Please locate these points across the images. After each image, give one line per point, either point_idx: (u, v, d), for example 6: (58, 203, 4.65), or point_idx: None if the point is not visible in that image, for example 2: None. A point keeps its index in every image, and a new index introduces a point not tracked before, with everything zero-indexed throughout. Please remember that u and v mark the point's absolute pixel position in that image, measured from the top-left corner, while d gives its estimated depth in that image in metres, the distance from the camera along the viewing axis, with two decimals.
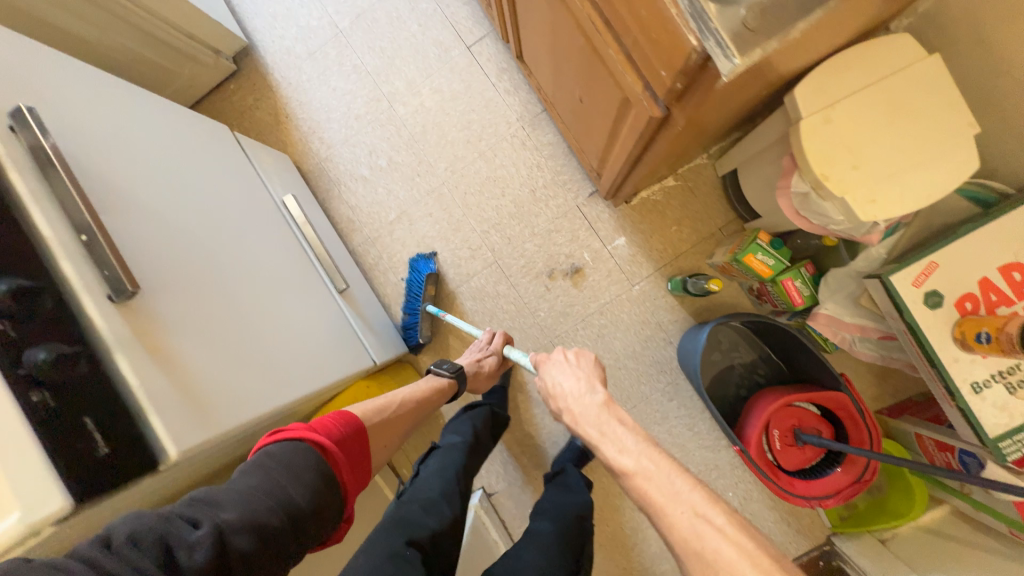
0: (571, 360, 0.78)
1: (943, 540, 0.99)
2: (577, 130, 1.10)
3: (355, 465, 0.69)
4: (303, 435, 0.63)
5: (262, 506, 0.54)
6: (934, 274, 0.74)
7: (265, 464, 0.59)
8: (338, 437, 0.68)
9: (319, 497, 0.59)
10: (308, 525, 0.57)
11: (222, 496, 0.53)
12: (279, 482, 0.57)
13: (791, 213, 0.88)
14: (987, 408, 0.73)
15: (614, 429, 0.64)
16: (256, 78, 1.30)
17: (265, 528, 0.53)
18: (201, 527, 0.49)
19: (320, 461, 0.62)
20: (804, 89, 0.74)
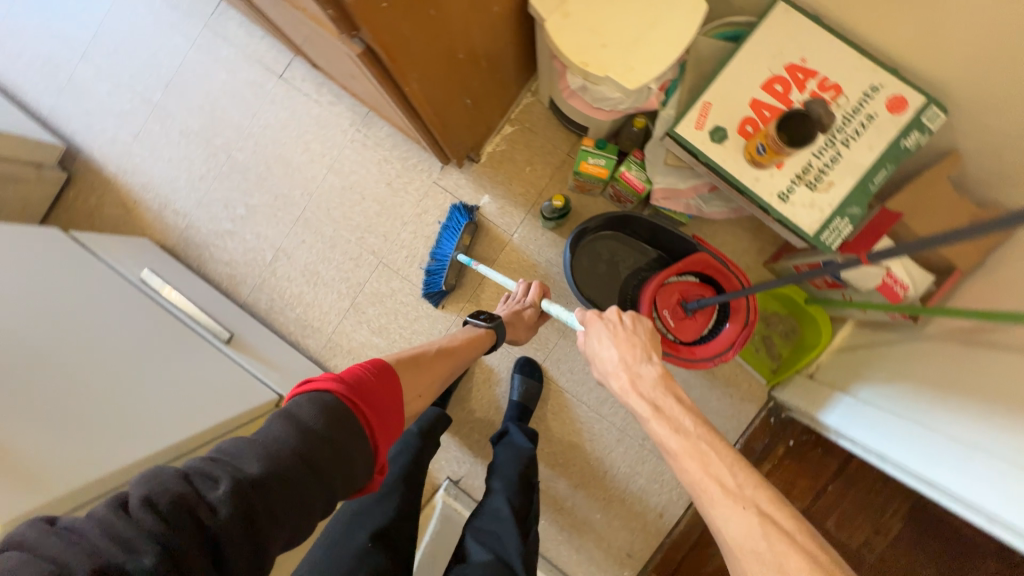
0: (619, 318, 0.68)
1: (856, 353, 1.02)
2: (379, 104, 1.01)
3: (391, 418, 0.62)
4: (329, 386, 0.56)
5: (282, 460, 0.48)
6: (711, 112, 0.77)
7: (291, 416, 0.53)
8: (372, 388, 0.60)
9: (346, 449, 0.53)
10: (336, 478, 0.51)
11: (247, 454, 0.48)
12: (303, 434, 0.51)
13: (588, 109, 0.88)
14: (801, 211, 0.75)
15: (673, 407, 0.57)
16: (91, 177, 1.29)
17: (285, 486, 0.47)
18: (220, 487, 0.45)
19: (346, 410, 0.55)
20: None
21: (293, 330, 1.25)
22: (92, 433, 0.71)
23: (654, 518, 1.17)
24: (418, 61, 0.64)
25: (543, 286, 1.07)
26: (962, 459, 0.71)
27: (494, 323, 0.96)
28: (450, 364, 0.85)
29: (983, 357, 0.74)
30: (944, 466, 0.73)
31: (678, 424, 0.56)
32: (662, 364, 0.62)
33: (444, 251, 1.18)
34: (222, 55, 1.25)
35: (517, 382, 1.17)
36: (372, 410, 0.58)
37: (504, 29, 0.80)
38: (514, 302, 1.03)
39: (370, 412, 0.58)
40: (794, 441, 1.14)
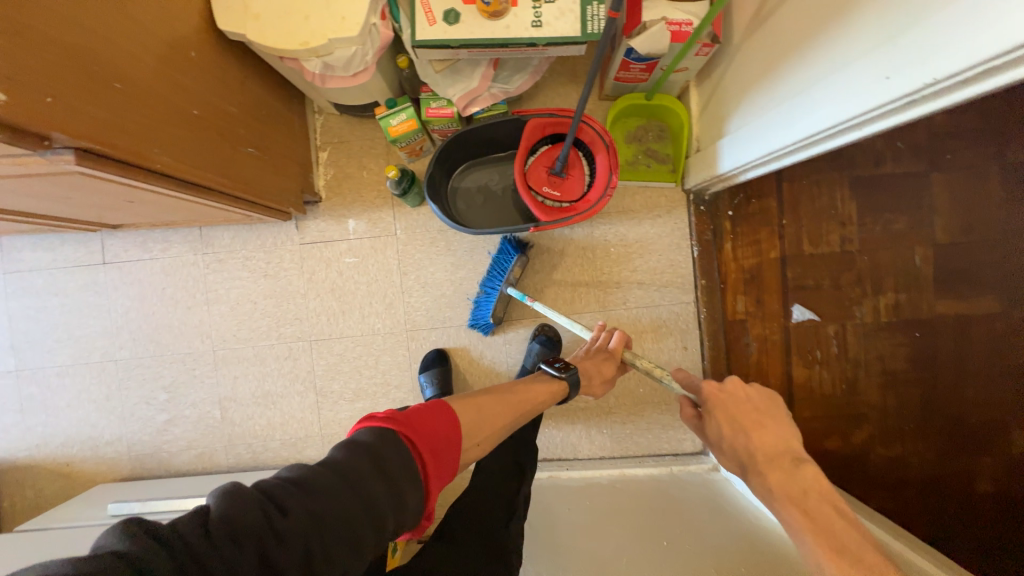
0: (733, 390, 0.79)
1: (711, 103, 1.08)
2: (191, 215, 0.99)
3: (448, 464, 0.59)
4: (391, 421, 0.56)
5: (341, 490, 0.48)
6: (432, 4, 0.79)
7: (354, 447, 0.52)
8: (430, 423, 0.59)
9: (400, 489, 0.51)
10: (387, 519, 0.50)
11: (317, 479, 0.49)
12: (363, 467, 0.50)
13: (349, 81, 0.89)
14: (558, 24, 0.78)
15: (824, 511, 0.60)
16: (12, 474, 1.21)
17: (343, 522, 0.47)
18: (288, 517, 0.45)
19: (401, 443, 0.54)
20: (218, 17, 0.77)
21: (287, 454, 1.22)
22: None
23: (681, 354, 1.22)
24: (144, 131, 0.63)
25: (625, 337, 1.02)
26: (802, 105, 0.75)
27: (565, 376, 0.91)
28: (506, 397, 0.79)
29: (788, 15, 0.80)
30: (792, 124, 0.78)
31: (836, 544, 0.56)
32: (811, 466, 0.66)
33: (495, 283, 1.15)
34: (42, 285, 1.20)
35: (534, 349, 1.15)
36: (429, 448, 0.57)
37: (220, 65, 0.80)
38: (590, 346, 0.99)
39: (427, 451, 0.56)
40: (733, 209, 1.22)
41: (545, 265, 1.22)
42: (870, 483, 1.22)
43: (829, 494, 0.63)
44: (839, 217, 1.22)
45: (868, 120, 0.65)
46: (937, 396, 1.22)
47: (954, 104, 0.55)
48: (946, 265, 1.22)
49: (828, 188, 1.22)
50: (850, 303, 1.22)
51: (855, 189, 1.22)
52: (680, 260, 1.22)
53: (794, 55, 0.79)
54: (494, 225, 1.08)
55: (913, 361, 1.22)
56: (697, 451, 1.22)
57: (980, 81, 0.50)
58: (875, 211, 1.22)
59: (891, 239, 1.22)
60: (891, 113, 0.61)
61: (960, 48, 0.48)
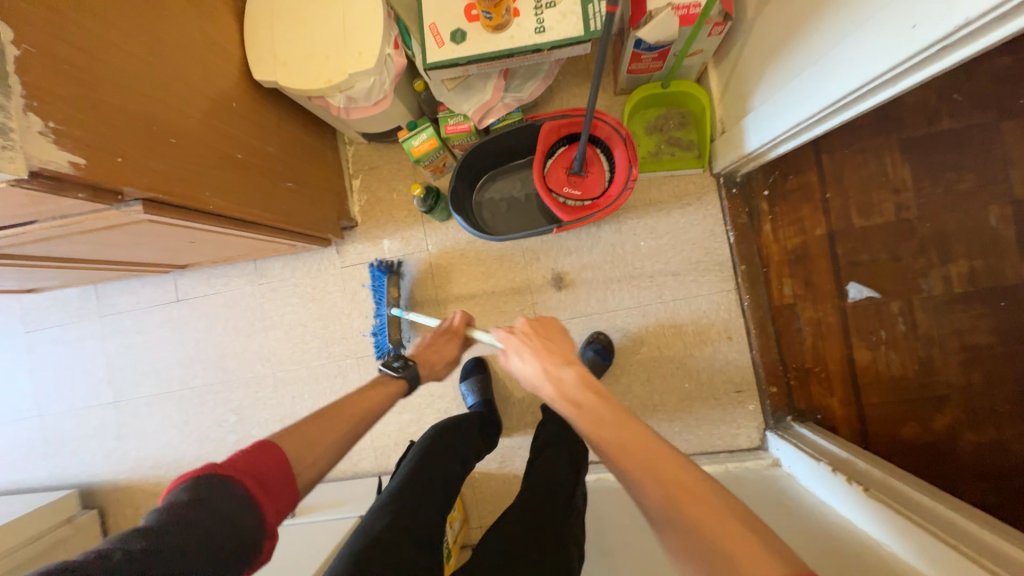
0: (525, 332, 0.86)
1: (731, 82, 1.04)
2: (242, 250, 1.09)
3: (287, 498, 0.63)
4: (215, 468, 0.59)
5: (169, 536, 0.50)
6: (439, 27, 0.83)
7: (171, 501, 0.53)
8: (255, 464, 0.62)
9: (233, 523, 0.54)
10: (226, 550, 0.53)
11: (141, 533, 0.50)
12: (185, 514, 0.52)
13: (371, 110, 0.94)
14: (561, 27, 0.80)
15: (590, 399, 0.68)
16: (114, 495, 1.36)
17: (175, 560, 0.49)
18: (115, 563, 0.46)
19: (232, 484, 0.57)
20: (254, 69, 0.85)
21: (344, 466, 1.28)
22: None
23: (727, 346, 1.17)
24: (195, 177, 0.71)
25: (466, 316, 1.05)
26: (836, 63, 0.70)
27: (407, 373, 0.91)
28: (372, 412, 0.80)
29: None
30: (827, 85, 0.72)
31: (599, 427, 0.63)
32: (575, 367, 0.76)
33: (381, 309, 1.23)
34: (129, 324, 1.36)
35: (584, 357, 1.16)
36: (260, 486, 0.60)
37: (259, 112, 0.88)
38: (434, 333, 1.01)
39: (257, 488, 0.59)
40: (769, 188, 1.17)
41: (574, 265, 1.21)
42: (963, 474, 1.08)
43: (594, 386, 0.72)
44: (891, 183, 1.12)
45: (914, 68, 0.59)
46: None
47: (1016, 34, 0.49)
48: None
49: (874, 155, 1.13)
50: (914, 275, 1.12)
51: (907, 152, 1.11)
52: (715, 247, 1.17)
53: (818, 13, 0.73)
54: (520, 230, 1.09)
55: (1002, 334, 1.09)
56: (756, 447, 1.15)
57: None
58: (934, 172, 1.11)
59: (958, 202, 1.10)
60: (940, 58, 0.56)
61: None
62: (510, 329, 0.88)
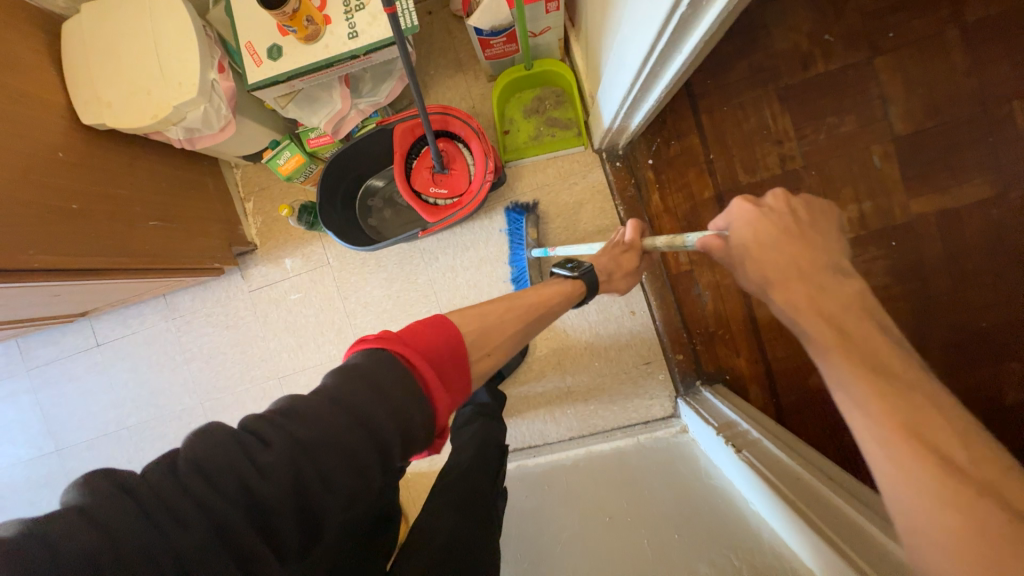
0: (774, 208, 0.68)
1: (589, 56, 1.02)
2: (129, 291, 1.09)
3: (455, 385, 0.57)
4: (386, 346, 0.53)
5: (334, 417, 0.44)
6: (255, 45, 0.81)
7: (345, 376, 0.48)
8: (428, 346, 0.56)
9: (402, 410, 0.48)
10: (393, 444, 0.46)
11: (308, 408, 0.45)
12: (357, 394, 0.46)
13: (218, 137, 0.93)
14: (373, 30, 0.78)
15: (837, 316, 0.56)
16: None
17: (338, 448, 0.43)
18: (275, 449, 0.41)
19: (400, 366, 0.51)
20: (79, 113, 0.84)
21: None
22: None
23: (630, 320, 1.18)
24: (8, 243, 0.73)
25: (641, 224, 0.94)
26: (630, 28, 0.69)
27: (584, 277, 0.86)
28: (526, 323, 0.75)
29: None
30: (631, 51, 0.71)
31: (874, 363, 0.49)
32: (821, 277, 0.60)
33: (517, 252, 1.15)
34: (56, 372, 1.37)
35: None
36: (430, 371, 0.53)
37: (98, 155, 0.87)
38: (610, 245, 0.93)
39: (428, 375, 0.53)
40: (653, 157, 1.14)
41: (472, 260, 1.20)
42: None
43: (864, 305, 0.57)
44: (774, 135, 1.10)
45: (683, 22, 0.58)
46: (931, 305, 1.08)
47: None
48: (910, 161, 1.07)
49: (755, 107, 1.10)
50: None
51: (786, 101, 1.09)
52: (606, 225, 1.16)
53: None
54: (404, 233, 1.09)
55: (897, 274, 1.08)
56: (670, 416, 1.17)
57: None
58: (815, 118, 1.09)
59: (841, 145, 1.09)
60: (699, 5, 0.55)
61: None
62: (749, 200, 0.69)
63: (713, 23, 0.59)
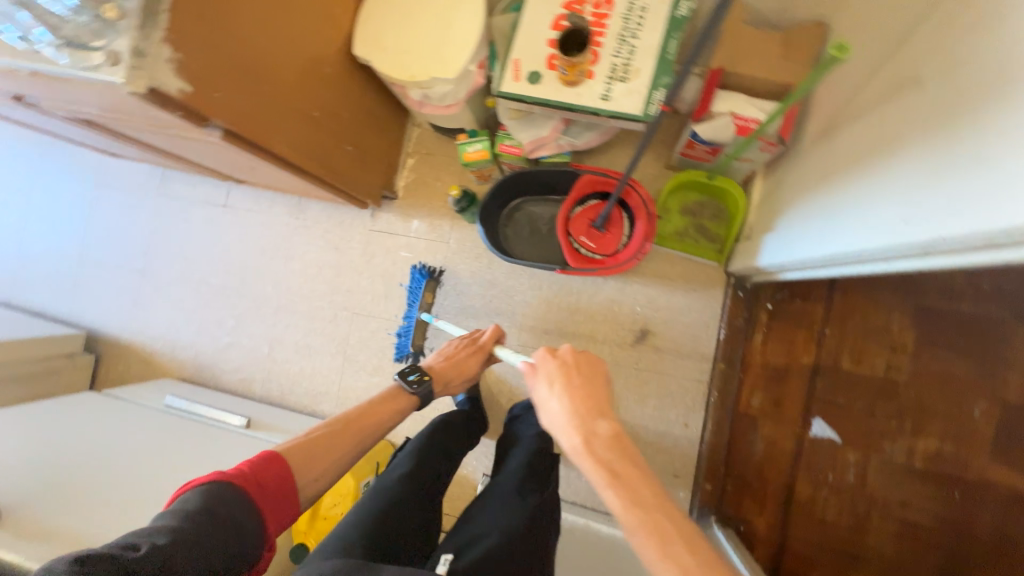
0: (566, 360, 0.75)
1: (769, 198, 1.09)
2: (290, 184, 1.20)
3: (283, 501, 0.72)
4: (227, 475, 0.68)
5: (190, 530, 0.59)
6: (523, 64, 0.92)
7: (188, 505, 0.62)
8: (264, 472, 0.71)
9: (239, 524, 0.64)
10: (232, 545, 0.62)
11: (166, 530, 0.58)
12: (203, 516, 0.61)
13: (441, 110, 1.04)
14: (625, 101, 0.87)
15: (630, 477, 0.59)
16: (112, 349, 1.53)
17: (195, 549, 0.57)
18: (144, 549, 0.54)
19: (239, 492, 0.66)
20: (357, 45, 0.96)
21: (305, 401, 1.39)
22: None
23: (680, 431, 1.22)
24: (275, 127, 0.83)
25: (500, 332, 1.10)
26: (840, 223, 0.78)
27: (420, 390, 0.96)
28: (349, 450, 0.83)
29: (845, 131, 0.82)
30: (834, 240, 0.78)
31: None
32: (611, 421, 0.66)
33: (411, 312, 1.27)
34: (178, 211, 1.51)
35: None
36: (263, 497, 0.69)
37: (347, 80, 0.99)
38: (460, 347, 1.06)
39: (261, 498, 0.69)
40: (773, 303, 1.19)
41: (568, 305, 1.28)
42: None
43: (628, 452, 0.63)
44: (888, 341, 1.14)
45: (871, 257, 0.72)
46: (962, 567, 1.08)
47: (989, 264, 0.54)
48: (1006, 428, 1.08)
49: (884, 308, 1.14)
50: (880, 434, 1.13)
51: (916, 318, 1.13)
52: (702, 338, 1.22)
53: (839, 171, 0.82)
54: (533, 257, 1.18)
55: (943, 522, 1.09)
56: None
57: (986, 252, 0.52)
58: (936, 345, 1.12)
59: (948, 381, 1.11)
60: (903, 256, 0.66)
61: (997, 212, 0.47)
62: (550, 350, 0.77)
63: (903, 269, 0.69)
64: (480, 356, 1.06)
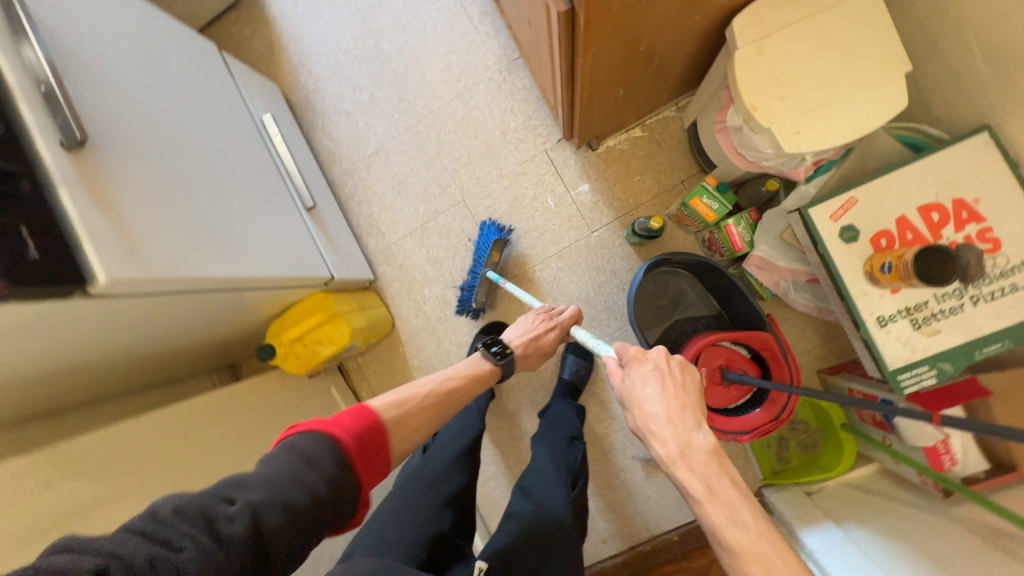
0: (661, 364, 0.64)
1: (864, 495, 1.00)
2: (533, 55, 1.00)
3: (381, 462, 0.61)
4: (321, 423, 0.57)
5: (280, 481, 0.50)
6: (852, 210, 0.75)
7: (285, 451, 0.53)
8: (359, 428, 0.60)
9: (337, 485, 0.53)
10: (331, 507, 0.52)
11: (253, 482, 0.50)
12: (299, 469, 0.52)
13: (729, 151, 0.86)
14: (891, 342, 0.73)
15: (729, 492, 0.53)
16: (254, 9, 1.38)
17: (285, 506, 0.48)
18: (233, 504, 0.47)
19: (331, 449, 0.55)
20: (742, 17, 0.75)
21: (361, 222, 1.32)
22: (194, 224, 0.75)
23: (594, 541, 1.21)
24: (605, 36, 0.66)
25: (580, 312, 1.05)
26: None
27: (503, 364, 0.94)
28: (439, 416, 0.76)
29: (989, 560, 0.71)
30: None
31: None
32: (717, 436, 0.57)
33: (475, 268, 1.21)
34: None
35: (569, 363, 1.16)
36: (363, 457, 0.58)
37: (690, 34, 0.79)
38: (532, 323, 1.02)
39: (358, 460, 0.57)
40: None
41: None
42: None
43: (730, 471, 0.55)
44: None
45: None
46: None
47: None
48: None
49: None
50: None
51: None
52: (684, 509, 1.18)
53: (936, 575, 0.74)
54: (644, 326, 1.10)
55: None
56: None
57: None
58: None
59: None
60: None
61: None
62: (641, 350, 0.67)
63: None
64: (559, 333, 1.02)
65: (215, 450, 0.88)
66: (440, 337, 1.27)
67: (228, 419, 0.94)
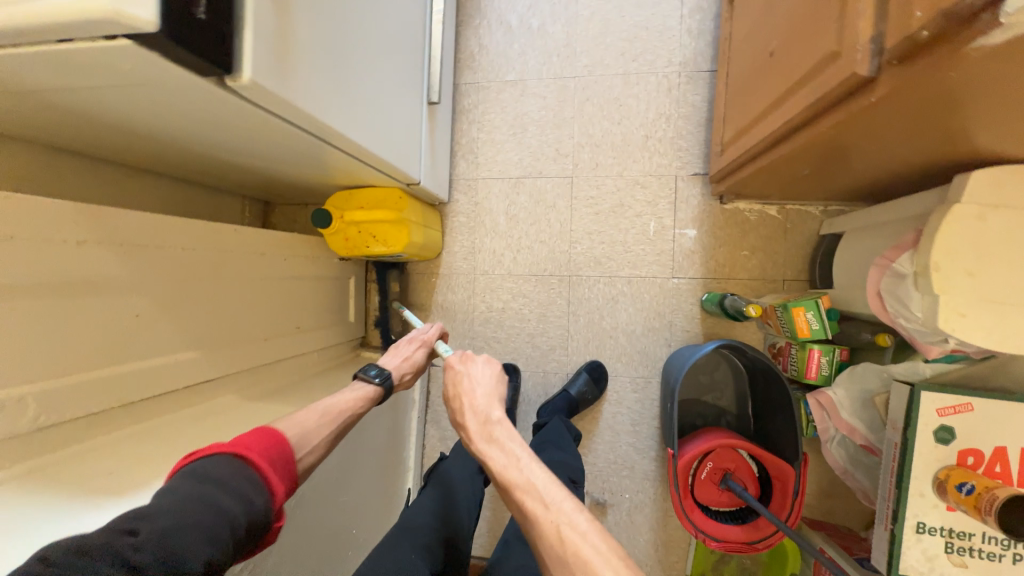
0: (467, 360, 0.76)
1: None
2: (737, 82, 0.91)
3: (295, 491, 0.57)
4: (222, 446, 0.53)
5: (190, 504, 0.44)
6: (961, 415, 0.70)
7: (193, 477, 0.48)
8: (265, 449, 0.56)
9: (252, 507, 0.49)
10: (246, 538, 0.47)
11: (162, 507, 0.44)
12: (209, 491, 0.47)
13: (872, 289, 0.81)
14: (915, 550, 0.70)
15: (510, 451, 0.63)
16: None
17: (200, 527, 0.43)
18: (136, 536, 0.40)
19: (238, 469, 0.51)
20: (986, 175, 0.67)
21: (463, 141, 1.24)
22: (338, 63, 0.67)
23: None
24: (867, 117, 0.58)
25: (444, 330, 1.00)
26: None
27: (384, 385, 0.82)
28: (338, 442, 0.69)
29: None
30: None
31: None
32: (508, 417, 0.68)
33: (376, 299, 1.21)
34: None
35: (580, 380, 1.14)
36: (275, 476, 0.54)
37: (920, 158, 0.71)
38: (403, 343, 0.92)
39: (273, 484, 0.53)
40: None
41: (618, 421, 1.18)
42: None
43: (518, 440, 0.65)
44: None
45: None
46: None
47: None
48: None
49: None
50: None
51: None
52: None
53: None
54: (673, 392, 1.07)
55: None
56: None
57: None
58: None
59: None
60: None
61: None
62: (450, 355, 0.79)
63: None
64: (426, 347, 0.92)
65: (234, 284, 0.82)
66: (475, 290, 1.23)
67: (258, 260, 0.88)
